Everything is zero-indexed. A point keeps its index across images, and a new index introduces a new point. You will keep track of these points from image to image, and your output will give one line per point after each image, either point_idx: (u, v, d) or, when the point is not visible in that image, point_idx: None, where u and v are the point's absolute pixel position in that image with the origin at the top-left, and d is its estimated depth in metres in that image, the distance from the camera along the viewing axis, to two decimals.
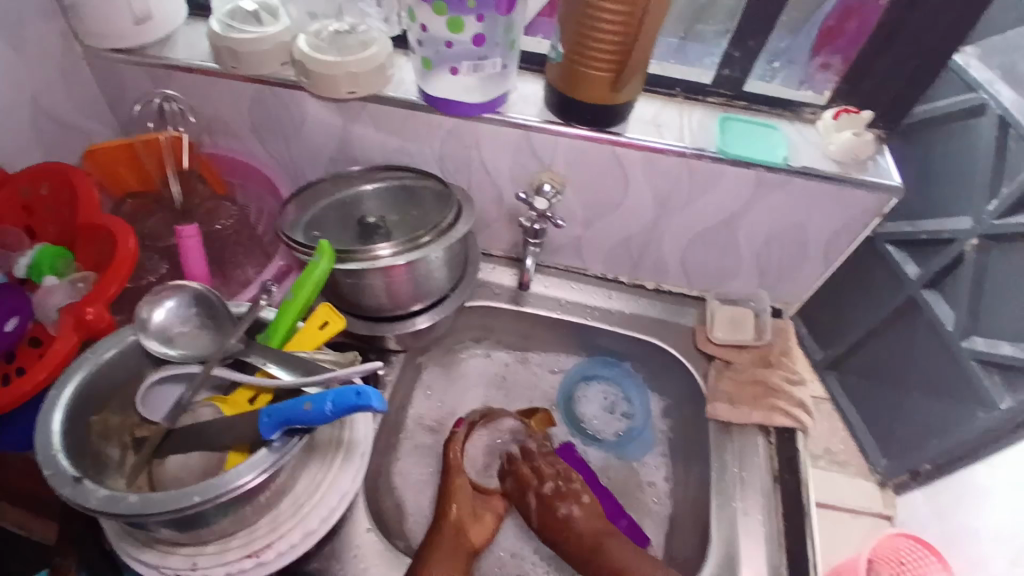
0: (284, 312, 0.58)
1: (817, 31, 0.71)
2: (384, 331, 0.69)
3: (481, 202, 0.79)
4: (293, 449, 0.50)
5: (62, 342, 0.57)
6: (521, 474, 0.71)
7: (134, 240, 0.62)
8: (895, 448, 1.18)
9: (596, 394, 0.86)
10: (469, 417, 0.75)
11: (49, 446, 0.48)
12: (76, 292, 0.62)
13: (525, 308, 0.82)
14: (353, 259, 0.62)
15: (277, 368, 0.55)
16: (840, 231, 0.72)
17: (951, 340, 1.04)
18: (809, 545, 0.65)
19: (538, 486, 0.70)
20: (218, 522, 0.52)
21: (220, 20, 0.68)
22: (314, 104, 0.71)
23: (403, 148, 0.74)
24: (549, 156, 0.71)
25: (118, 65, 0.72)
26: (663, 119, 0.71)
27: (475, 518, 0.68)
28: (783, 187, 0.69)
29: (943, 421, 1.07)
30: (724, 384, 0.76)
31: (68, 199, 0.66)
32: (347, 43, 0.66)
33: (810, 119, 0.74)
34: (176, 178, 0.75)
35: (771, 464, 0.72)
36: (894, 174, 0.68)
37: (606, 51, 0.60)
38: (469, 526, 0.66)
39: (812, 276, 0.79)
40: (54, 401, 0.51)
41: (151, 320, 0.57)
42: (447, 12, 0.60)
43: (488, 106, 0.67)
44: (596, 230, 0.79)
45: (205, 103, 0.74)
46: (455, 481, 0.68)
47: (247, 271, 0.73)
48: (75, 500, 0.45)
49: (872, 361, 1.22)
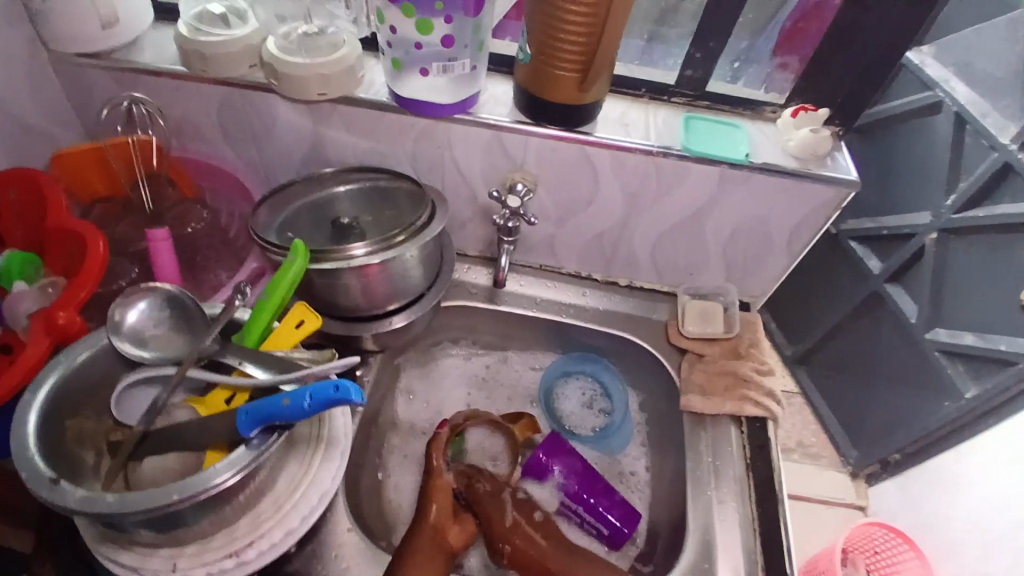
0: (260, 312, 0.59)
1: (778, 33, 0.74)
2: (361, 330, 0.69)
3: (456, 203, 0.80)
4: (272, 446, 0.50)
5: (33, 348, 0.57)
6: (494, 483, 0.70)
7: (104, 243, 0.62)
8: (864, 439, 1.41)
9: (574, 389, 0.87)
10: (453, 419, 0.72)
11: (25, 448, 0.48)
12: (47, 298, 0.61)
13: (501, 307, 0.84)
14: (328, 258, 0.63)
15: (254, 367, 0.56)
16: (801, 225, 0.75)
17: (917, 332, 1.27)
18: (782, 531, 0.67)
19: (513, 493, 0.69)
20: (198, 522, 0.52)
21: (188, 23, 0.68)
22: (284, 106, 0.72)
23: (375, 150, 0.75)
24: (520, 155, 0.73)
25: (84, 69, 0.72)
26: (630, 119, 0.74)
27: (454, 519, 0.66)
28: (746, 182, 0.72)
29: (911, 408, 1.30)
30: (697, 376, 0.78)
31: (35, 205, 0.66)
32: (317, 44, 0.67)
33: (770, 117, 0.77)
34: (147, 183, 0.76)
35: (743, 453, 0.74)
36: (850, 169, 0.71)
37: (573, 52, 0.62)
38: (448, 528, 0.65)
39: (777, 268, 0.82)
40: (27, 405, 0.51)
41: (124, 322, 0.57)
42: (415, 14, 0.62)
43: (460, 105, 0.69)
44: (569, 228, 0.81)
45: (173, 106, 0.75)
46: (436, 482, 0.67)
47: (218, 275, 0.74)
48: (52, 501, 0.45)
49: (842, 353, 1.45)
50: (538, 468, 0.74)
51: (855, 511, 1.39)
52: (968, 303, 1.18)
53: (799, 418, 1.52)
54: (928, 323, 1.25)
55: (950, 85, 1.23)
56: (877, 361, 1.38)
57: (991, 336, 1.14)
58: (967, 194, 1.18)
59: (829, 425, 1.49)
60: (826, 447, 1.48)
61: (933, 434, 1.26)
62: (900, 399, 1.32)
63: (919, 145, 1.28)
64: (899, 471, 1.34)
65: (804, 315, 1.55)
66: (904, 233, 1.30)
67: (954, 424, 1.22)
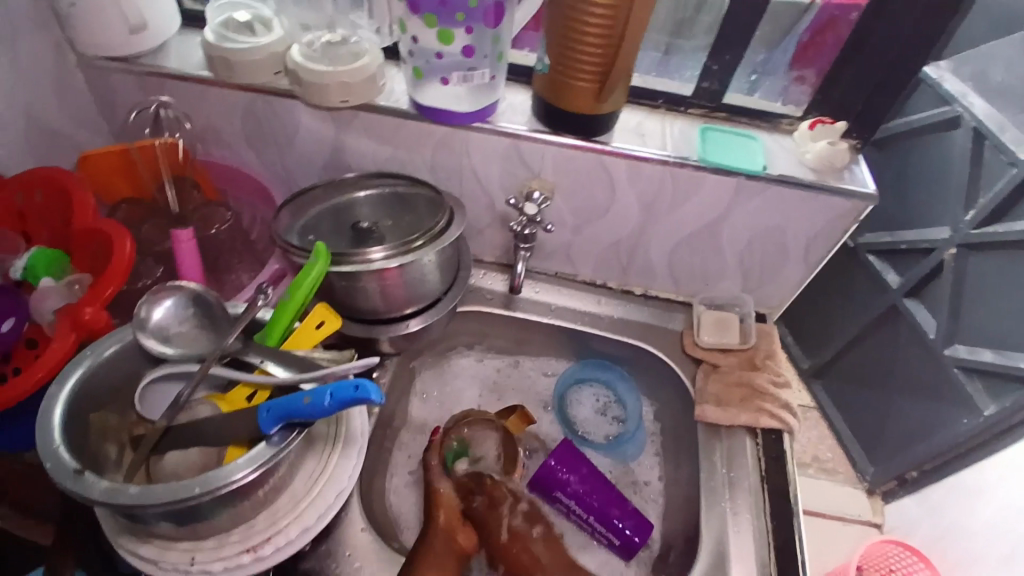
0: (281, 312, 0.60)
1: (796, 46, 0.74)
2: (379, 333, 0.70)
3: (473, 209, 0.81)
4: (292, 444, 0.51)
5: (60, 342, 0.58)
6: (490, 484, 0.70)
7: (130, 242, 0.64)
8: (881, 456, 1.39)
9: (588, 395, 0.87)
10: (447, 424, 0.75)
11: (51, 440, 0.50)
12: (72, 295, 0.63)
13: (515, 313, 0.85)
14: (347, 261, 0.64)
15: (276, 365, 0.57)
16: (818, 236, 0.75)
17: (935, 347, 1.26)
18: (796, 544, 0.66)
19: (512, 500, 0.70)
20: (217, 517, 0.53)
21: (215, 30, 0.71)
22: (307, 112, 0.74)
23: (395, 156, 0.76)
24: (538, 164, 0.74)
25: (113, 74, 0.74)
26: (647, 129, 0.74)
27: (462, 525, 0.67)
28: (763, 193, 0.72)
29: (928, 425, 1.28)
30: (711, 386, 0.78)
31: (61, 205, 0.68)
32: (339, 54, 0.69)
33: (788, 129, 0.78)
34: (172, 186, 0.77)
35: (758, 464, 0.73)
36: (868, 182, 0.71)
37: (589, 63, 0.63)
38: (457, 531, 0.66)
39: (793, 280, 0.82)
40: (54, 396, 0.53)
41: (150, 319, 0.58)
42: (437, 25, 0.63)
43: (478, 114, 0.70)
44: (585, 236, 0.82)
45: (198, 111, 0.77)
46: (439, 488, 0.68)
47: (241, 276, 0.77)
48: (76, 491, 0.46)
49: (859, 368, 1.44)
50: (547, 476, 0.73)
51: (871, 528, 1.37)
52: (987, 319, 1.16)
53: (814, 432, 1.51)
54: (946, 339, 1.24)
55: (969, 100, 1.22)
56: (894, 377, 1.36)
57: (1010, 353, 1.12)
58: (986, 209, 1.17)
59: (844, 441, 1.47)
60: (842, 462, 1.46)
61: (951, 451, 1.24)
62: (918, 416, 1.31)
63: (937, 160, 1.27)
64: (917, 489, 1.32)
65: (820, 328, 1.54)
66: (922, 248, 1.29)
67: (973, 441, 1.20)
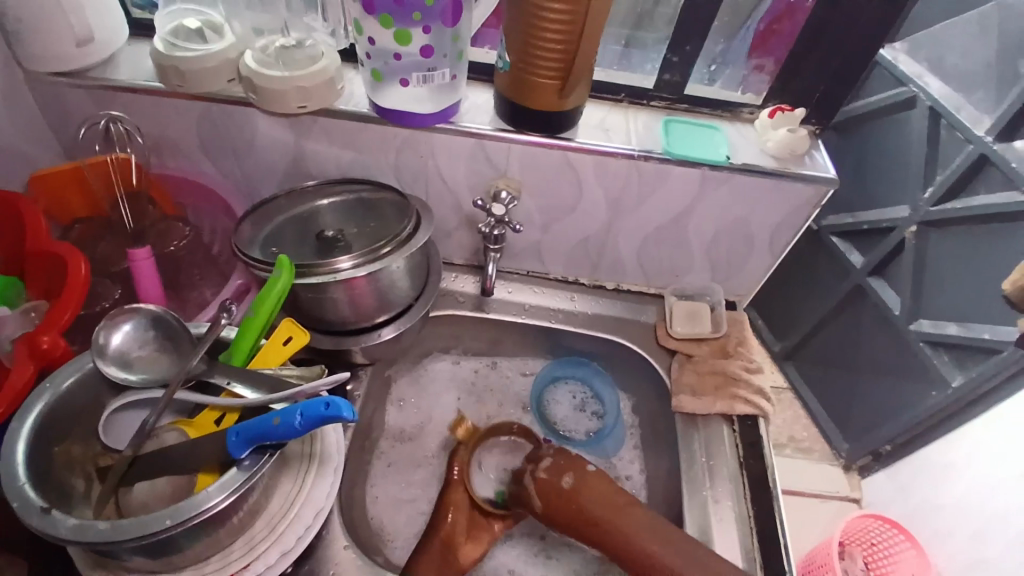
0: (245, 329, 0.58)
1: (752, 36, 0.75)
2: (348, 344, 0.69)
3: (441, 211, 0.80)
4: (264, 467, 0.49)
5: (18, 374, 0.56)
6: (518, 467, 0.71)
7: (86, 265, 0.61)
8: (853, 432, 1.42)
9: (565, 393, 0.88)
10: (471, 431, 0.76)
11: (14, 477, 0.47)
12: (29, 323, 0.60)
13: (489, 315, 0.84)
14: (312, 273, 0.62)
15: (243, 386, 0.55)
16: (783, 224, 0.76)
17: (902, 323, 1.29)
18: (778, 527, 0.68)
19: (536, 468, 0.69)
20: (192, 547, 0.51)
21: (164, 39, 0.67)
22: (265, 120, 0.71)
23: (359, 161, 0.75)
24: (503, 163, 0.73)
25: (59, 88, 0.71)
26: (610, 124, 0.74)
27: (468, 536, 0.67)
28: (728, 182, 0.72)
29: (899, 398, 1.31)
30: (687, 376, 0.79)
31: (12, 228, 0.66)
32: (295, 57, 0.67)
33: (748, 118, 0.78)
34: (127, 202, 0.74)
35: (736, 451, 0.74)
36: (829, 167, 0.72)
37: (551, 60, 0.62)
38: (461, 542, 0.66)
39: (760, 267, 0.83)
40: (15, 433, 0.50)
41: (109, 344, 0.56)
42: (393, 25, 0.62)
43: (442, 114, 0.69)
44: (554, 233, 0.81)
45: (153, 124, 0.74)
46: (455, 493, 0.68)
47: (203, 293, 0.75)
48: (43, 530, 0.44)
49: (828, 346, 1.47)
50: None
51: (849, 503, 1.41)
52: (950, 294, 1.20)
53: (789, 412, 1.54)
54: (912, 315, 1.27)
55: (924, 80, 1.25)
56: (863, 355, 1.39)
57: (974, 325, 1.15)
58: (943, 187, 1.20)
59: (819, 420, 1.50)
60: (817, 440, 1.49)
61: (921, 424, 1.27)
62: (888, 392, 1.34)
63: (896, 140, 1.30)
64: (890, 462, 1.35)
65: (790, 310, 1.57)
66: (883, 228, 1.32)
67: (941, 414, 1.22)
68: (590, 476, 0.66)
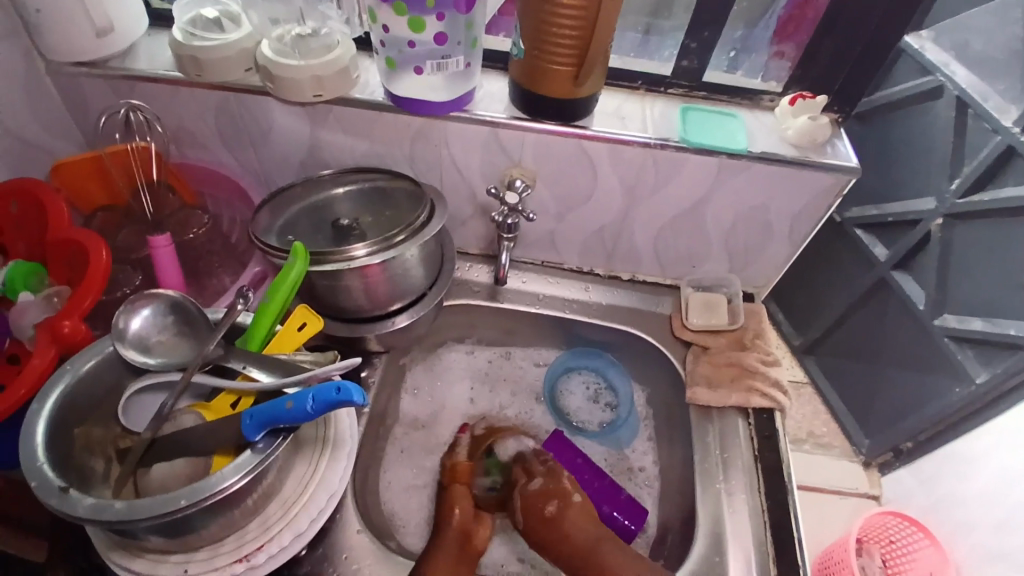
0: (260, 315, 0.59)
1: (778, 20, 0.74)
2: (364, 332, 0.70)
3: (455, 200, 0.80)
4: (277, 450, 0.50)
5: (40, 357, 0.57)
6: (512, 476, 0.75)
7: (106, 251, 0.62)
8: (874, 429, 1.40)
9: (578, 383, 0.88)
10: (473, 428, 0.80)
11: (34, 458, 0.48)
12: (51, 308, 0.62)
13: (502, 304, 0.84)
14: (328, 260, 0.62)
15: (258, 371, 0.56)
16: (802, 214, 0.75)
17: (926, 317, 1.26)
18: (792, 520, 0.67)
19: (526, 484, 0.73)
20: (207, 527, 0.52)
21: (182, 28, 0.68)
22: (280, 109, 0.72)
23: (373, 150, 0.75)
24: (517, 152, 0.72)
25: (81, 79, 0.72)
26: (627, 112, 0.73)
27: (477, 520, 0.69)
28: (745, 171, 0.71)
29: (921, 395, 1.28)
30: (702, 368, 0.78)
31: (36, 215, 0.68)
32: (310, 47, 0.67)
33: (769, 106, 0.76)
34: (148, 192, 0.76)
35: (751, 444, 0.73)
36: (851, 155, 0.70)
37: (567, 46, 0.61)
38: (473, 527, 0.67)
39: (779, 258, 0.81)
40: (36, 413, 0.51)
41: (128, 329, 0.57)
42: (407, 12, 0.61)
43: (456, 103, 0.68)
44: (569, 223, 0.81)
45: (171, 113, 0.75)
46: (454, 488, 0.70)
47: (222, 280, 0.76)
48: (61, 509, 0.46)
49: (850, 341, 1.44)
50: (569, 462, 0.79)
51: (870, 500, 1.38)
52: (975, 288, 1.17)
53: (808, 408, 1.52)
54: (936, 309, 1.24)
55: (950, 69, 1.21)
56: (885, 349, 1.36)
57: (1000, 320, 1.12)
58: (970, 178, 1.17)
59: (839, 416, 1.48)
60: (837, 436, 1.47)
61: (943, 421, 1.24)
62: (910, 387, 1.31)
63: (921, 130, 1.27)
64: (911, 459, 1.33)
65: (811, 305, 1.54)
66: (909, 219, 1.29)
67: (964, 410, 1.20)
68: (574, 505, 0.70)
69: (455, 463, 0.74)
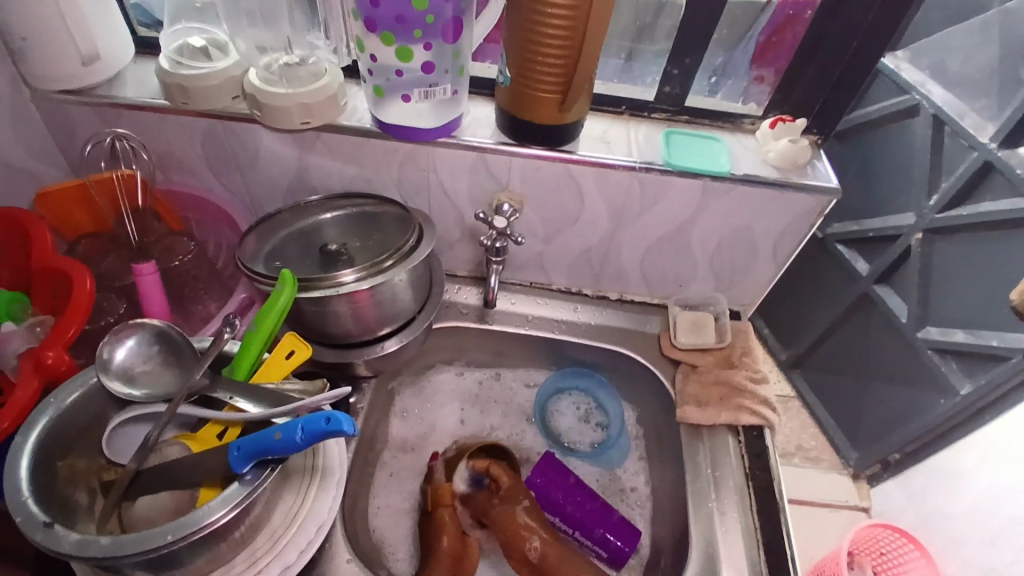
0: (248, 344, 0.58)
1: (754, 46, 0.75)
2: (352, 357, 0.69)
3: (443, 223, 0.80)
4: (265, 482, 0.49)
5: (22, 390, 0.56)
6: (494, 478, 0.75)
7: (90, 280, 0.62)
8: (862, 442, 1.41)
9: (569, 404, 0.88)
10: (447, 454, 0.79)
11: (18, 491, 0.48)
12: (35, 337, 0.61)
13: (492, 326, 0.84)
14: (316, 286, 0.62)
15: (245, 401, 0.56)
16: (786, 233, 0.76)
17: (910, 330, 1.28)
18: (785, 539, 0.67)
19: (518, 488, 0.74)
20: (195, 561, 0.51)
21: (169, 58, 0.68)
22: (268, 135, 0.72)
23: (361, 174, 0.75)
24: (505, 175, 0.73)
25: (67, 106, 0.72)
26: (611, 136, 0.75)
27: (466, 546, 0.69)
28: (729, 194, 0.72)
29: (908, 408, 1.30)
30: (691, 387, 0.78)
31: (20, 243, 0.67)
32: (298, 74, 0.68)
33: (750, 129, 0.78)
34: (132, 219, 0.75)
35: (742, 462, 0.73)
36: (831, 177, 0.72)
37: (551, 74, 0.63)
38: (464, 553, 0.68)
39: (764, 276, 0.82)
40: (19, 447, 0.50)
41: (112, 360, 0.56)
42: (395, 42, 0.62)
43: (444, 128, 0.69)
44: (557, 245, 0.81)
45: (158, 139, 0.75)
46: (440, 514, 0.70)
47: (208, 306, 0.75)
48: (46, 546, 0.45)
49: (836, 355, 1.46)
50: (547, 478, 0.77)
51: (859, 512, 1.39)
52: (956, 301, 1.19)
53: (796, 422, 1.53)
54: (919, 322, 1.26)
55: (926, 88, 1.25)
56: (870, 362, 1.38)
57: (982, 332, 1.14)
58: (948, 193, 1.19)
59: (828, 429, 1.49)
60: (825, 450, 1.48)
61: (930, 433, 1.26)
62: (896, 400, 1.32)
63: (900, 147, 1.30)
64: (899, 471, 1.34)
65: (797, 320, 1.56)
66: (890, 234, 1.32)
67: (951, 422, 1.21)
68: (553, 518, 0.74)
69: (439, 485, 0.72)
